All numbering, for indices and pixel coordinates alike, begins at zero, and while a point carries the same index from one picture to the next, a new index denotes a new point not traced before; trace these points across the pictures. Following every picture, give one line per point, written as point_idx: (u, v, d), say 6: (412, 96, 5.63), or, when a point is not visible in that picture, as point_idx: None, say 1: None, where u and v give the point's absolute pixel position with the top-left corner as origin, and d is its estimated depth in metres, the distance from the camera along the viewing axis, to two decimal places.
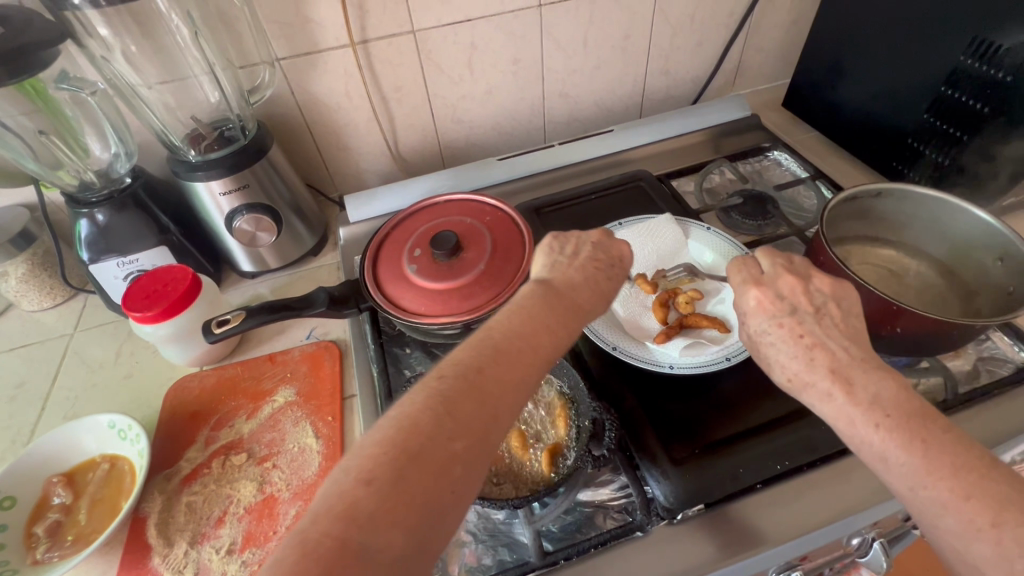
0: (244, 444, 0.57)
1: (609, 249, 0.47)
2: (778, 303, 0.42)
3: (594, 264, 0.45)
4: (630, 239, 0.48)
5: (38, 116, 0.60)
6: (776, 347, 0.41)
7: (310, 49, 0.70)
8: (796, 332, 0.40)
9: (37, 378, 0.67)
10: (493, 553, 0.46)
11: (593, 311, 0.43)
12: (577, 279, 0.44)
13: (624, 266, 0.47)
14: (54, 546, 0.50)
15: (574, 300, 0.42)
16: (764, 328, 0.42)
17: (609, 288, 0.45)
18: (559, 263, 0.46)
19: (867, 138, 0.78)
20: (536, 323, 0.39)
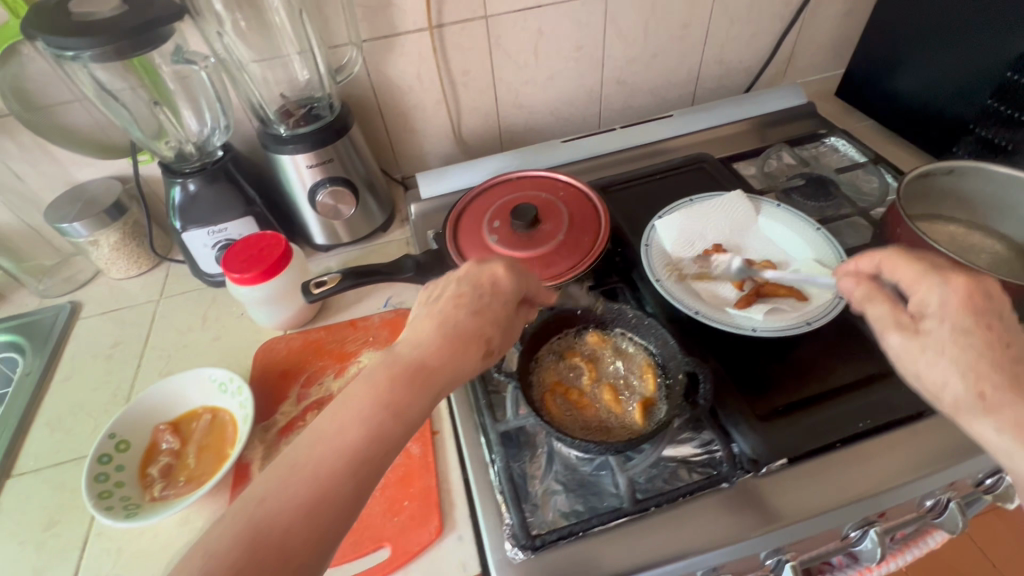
0: (334, 400, 0.60)
1: (464, 292, 0.43)
2: (977, 303, 0.36)
3: (450, 308, 0.42)
4: (494, 270, 0.45)
5: (146, 89, 0.65)
6: (941, 354, 0.36)
7: (389, 32, 0.74)
8: (987, 336, 0.35)
9: (130, 339, 0.71)
10: (583, 501, 0.49)
11: (440, 369, 0.40)
12: (424, 335, 0.41)
13: (486, 309, 0.43)
14: (168, 486, 0.53)
15: (418, 359, 0.40)
16: (946, 334, 0.36)
17: (460, 339, 0.41)
18: (419, 317, 0.43)
19: (925, 124, 0.80)
20: (367, 404, 0.36)
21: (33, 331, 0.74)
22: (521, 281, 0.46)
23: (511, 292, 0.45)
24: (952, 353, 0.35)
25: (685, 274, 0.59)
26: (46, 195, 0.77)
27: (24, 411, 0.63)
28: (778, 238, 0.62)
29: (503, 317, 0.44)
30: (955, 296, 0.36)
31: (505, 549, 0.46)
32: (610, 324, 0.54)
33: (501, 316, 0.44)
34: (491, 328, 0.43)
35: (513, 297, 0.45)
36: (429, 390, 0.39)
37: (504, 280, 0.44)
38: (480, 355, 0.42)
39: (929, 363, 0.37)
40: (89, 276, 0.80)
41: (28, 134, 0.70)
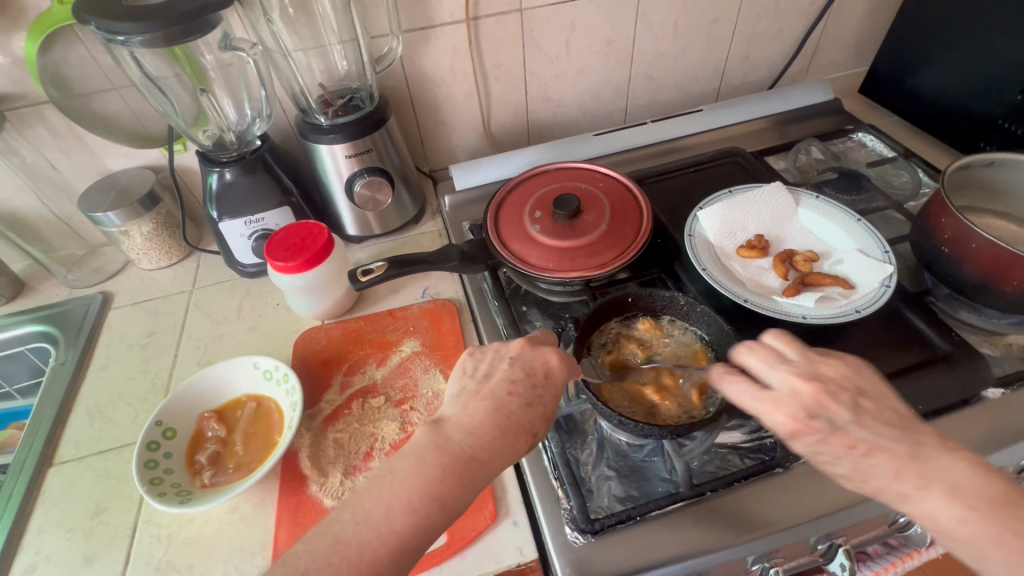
0: (379, 389, 0.60)
1: (518, 377, 0.43)
2: (804, 421, 0.39)
3: (503, 393, 0.43)
4: (549, 358, 0.45)
5: (189, 77, 0.64)
6: (833, 465, 0.39)
7: (426, 24, 0.74)
8: (845, 444, 0.38)
9: (165, 329, 0.70)
10: (637, 486, 0.49)
11: (490, 460, 0.40)
12: (477, 418, 0.41)
13: (538, 400, 0.43)
14: (218, 473, 0.53)
15: (470, 449, 0.40)
16: (812, 450, 0.39)
17: (511, 431, 0.41)
18: (467, 391, 0.44)
19: (952, 121, 0.81)
20: (426, 484, 0.38)
21: (64, 321, 0.72)
22: (572, 369, 0.46)
23: (564, 383, 0.44)
24: (843, 464, 0.38)
25: (729, 264, 0.60)
26: (78, 184, 0.76)
27: (62, 400, 0.63)
28: (818, 229, 0.63)
29: (555, 409, 0.44)
30: (785, 420, 0.39)
31: (565, 534, 0.46)
32: (660, 312, 0.55)
33: (552, 406, 0.43)
34: (542, 421, 0.43)
35: (566, 388, 0.44)
36: (481, 478, 0.39)
37: (557, 371, 0.44)
38: (526, 446, 0.42)
39: (829, 471, 0.39)
40: (118, 267, 0.79)
41: (63, 122, 0.70)
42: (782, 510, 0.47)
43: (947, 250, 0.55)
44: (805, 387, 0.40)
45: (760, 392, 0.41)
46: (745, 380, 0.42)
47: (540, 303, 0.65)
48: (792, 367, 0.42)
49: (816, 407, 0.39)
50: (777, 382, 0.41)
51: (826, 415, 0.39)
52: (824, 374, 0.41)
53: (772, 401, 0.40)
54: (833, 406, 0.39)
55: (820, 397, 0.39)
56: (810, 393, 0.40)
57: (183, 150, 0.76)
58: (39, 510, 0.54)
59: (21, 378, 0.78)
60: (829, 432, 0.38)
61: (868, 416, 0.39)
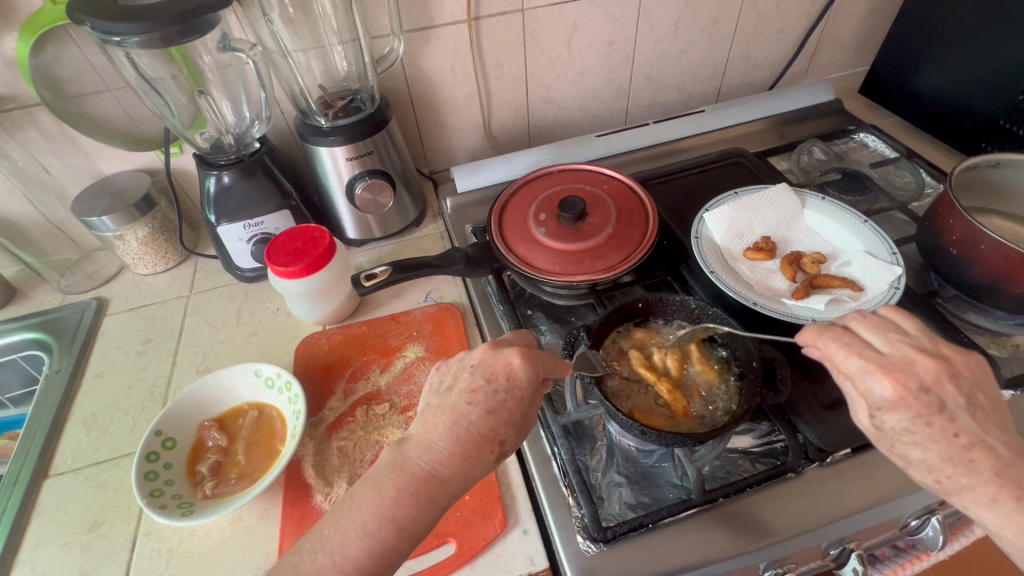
0: (383, 395, 0.59)
1: (478, 385, 0.42)
2: (913, 394, 0.35)
3: (462, 404, 0.41)
4: (510, 360, 0.43)
5: (186, 78, 0.63)
6: (918, 448, 0.36)
7: (426, 24, 0.73)
8: (946, 429, 0.35)
9: (161, 336, 0.69)
10: (648, 493, 0.49)
11: (451, 476, 0.39)
12: (437, 434, 0.40)
13: (500, 407, 0.41)
14: (220, 484, 0.52)
15: (427, 466, 0.39)
16: (902, 425, 0.36)
17: (472, 443, 0.40)
18: (432, 406, 0.43)
19: (953, 121, 0.81)
20: (383, 504, 0.37)
21: (57, 328, 0.70)
22: (538, 369, 0.44)
23: (528, 385, 0.43)
24: (928, 447, 0.36)
25: (737, 266, 0.59)
26: (71, 188, 0.75)
27: (56, 410, 0.61)
28: (825, 230, 0.63)
29: (519, 413, 0.42)
30: (892, 388, 0.36)
31: (577, 543, 0.45)
32: (669, 316, 0.55)
33: (516, 412, 0.42)
34: (505, 428, 0.41)
35: (530, 389, 0.43)
36: (442, 496, 0.38)
37: (517, 374, 0.42)
38: (491, 456, 0.40)
39: (907, 453, 0.37)
40: (112, 272, 0.77)
41: (55, 124, 0.68)
42: (796, 515, 0.46)
43: (955, 251, 0.55)
44: (924, 362, 0.36)
45: (871, 358, 0.37)
46: (854, 342, 0.38)
47: (545, 307, 0.64)
48: (908, 342, 0.38)
49: (933, 383, 0.36)
50: (888, 350, 0.37)
51: (940, 394, 0.35)
52: (946, 354, 0.37)
53: (882, 366, 0.36)
54: (949, 387, 0.36)
55: (940, 374, 0.36)
56: (930, 367, 0.36)
57: (178, 152, 0.74)
58: (35, 524, 0.52)
59: (14, 387, 0.76)
60: (936, 411, 0.35)
61: (980, 407, 0.36)
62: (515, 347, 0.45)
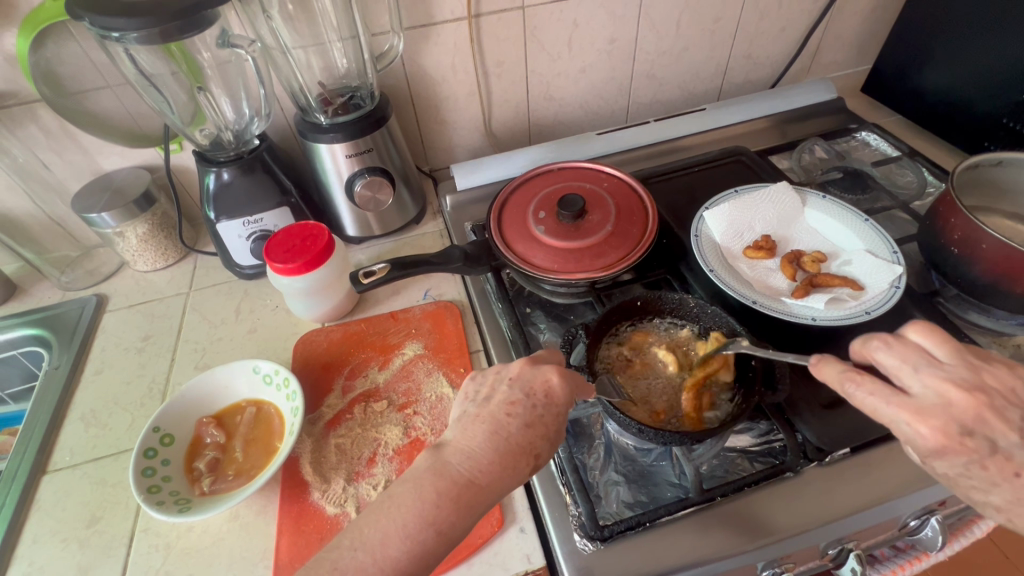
0: (381, 393, 0.58)
1: (518, 398, 0.41)
2: (957, 438, 0.29)
3: (501, 414, 0.40)
4: (550, 375, 0.42)
5: (186, 74, 0.62)
6: (983, 492, 0.30)
7: (426, 21, 0.73)
8: (1005, 471, 0.28)
9: (161, 332, 0.69)
10: (645, 491, 0.48)
11: (490, 485, 0.37)
12: (477, 441, 0.39)
13: (538, 421, 0.40)
14: (217, 480, 0.52)
15: (467, 473, 0.37)
16: (956, 471, 0.30)
17: (510, 454, 0.39)
18: (468, 414, 0.42)
19: (956, 119, 0.80)
20: (423, 506, 0.35)
21: (58, 324, 0.71)
22: (577, 385, 0.43)
23: (566, 401, 0.42)
24: (994, 492, 0.29)
25: (736, 265, 0.59)
26: (71, 185, 0.75)
27: (55, 406, 0.61)
28: (826, 229, 0.62)
29: (557, 429, 0.41)
30: (933, 435, 0.29)
31: (574, 541, 0.45)
32: (668, 315, 0.55)
33: (553, 427, 0.41)
34: (543, 442, 0.40)
35: (569, 407, 0.42)
36: (479, 503, 0.37)
37: (557, 390, 0.41)
38: (528, 469, 0.39)
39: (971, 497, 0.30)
40: (112, 269, 0.77)
41: (56, 120, 0.68)
42: (794, 515, 0.46)
43: (957, 250, 0.55)
44: (960, 399, 0.29)
45: (900, 402, 0.30)
46: (877, 386, 0.31)
47: (544, 304, 0.64)
48: (941, 372, 0.31)
49: (976, 422, 0.29)
50: (918, 390, 0.30)
51: (988, 434, 0.29)
52: (990, 384, 0.30)
53: (913, 411, 0.30)
54: (997, 423, 0.29)
55: (982, 411, 0.29)
56: (967, 405, 0.29)
57: (178, 149, 0.74)
58: (33, 518, 0.52)
59: (14, 383, 0.76)
60: (989, 454, 0.29)
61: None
62: (553, 363, 0.44)
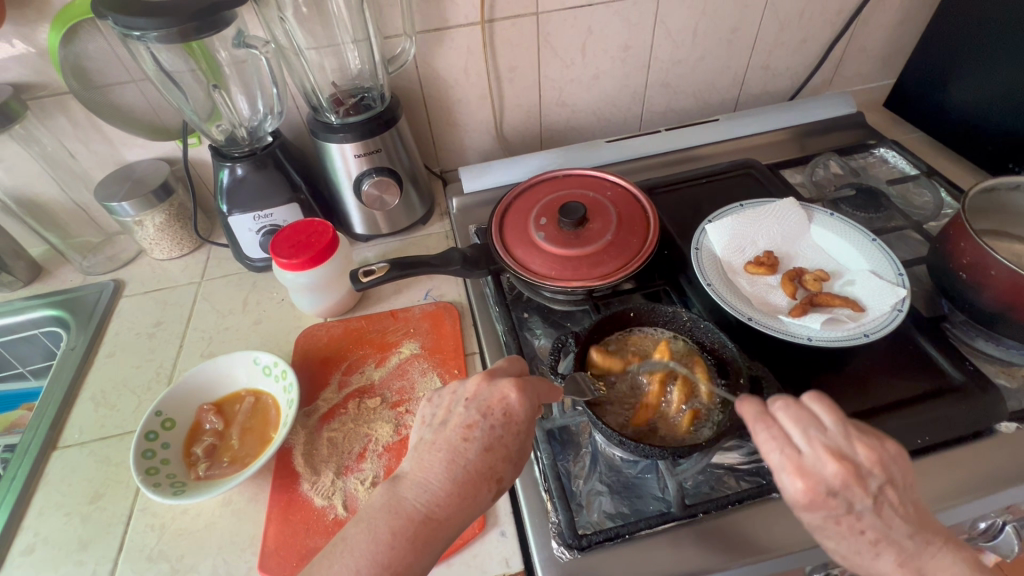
0: (376, 389, 0.60)
1: (474, 421, 0.42)
2: (823, 496, 0.35)
3: (459, 440, 0.41)
4: (507, 393, 0.43)
5: (204, 73, 0.65)
6: (831, 539, 0.37)
7: (440, 25, 0.74)
8: (854, 528, 0.36)
9: (172, 319, 0.71)
10: (628, 503, 0.48)
11: (447, 517, 0.39)
12: (433, 473, 0.40)
13: (497, 443, 0.41)
14: (213, 466, 0.54)
15: (423, 509, 0.39)
16: (816, 521, 0.37)
17: (468, 482, 0.40)
18: (425, 442, 0.43)
19: (981, 139, 0.78)
20: (378, 550, 0.36)
21: (76, 307, 0.74)
22: (534, 404, 0.43)
23: (525, 418, 0.42)
24: (839, 541, 0.37)
25: (736, 280, 0.59)
26: (96, 173, 0.78)
27: (68, 385, 0.64)
28: (831, 248, 0.62)
29: (517, 448, 0.42)
30: (804, 491, 0.36)
31: (551, 548, 0.45)
32: (662, 327, 0.55)
33: (513, 447, 0.42)
34: (503, 465, 0.41)
35: (528, 422, 0.43)
36: (438, 540, 0.38)
37: (514, 409, 0.42)
38: (491, 494, 0.40)
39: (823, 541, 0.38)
40: (130, 256, 0.81)
41: (83, 112, 0.71)
42: (778, 536, 0.45)
43: (965, 276, 0.53)
44: (835, 468, 0.35)
45: (789, 459, 0.36)
46: (778, 434, 0.37)
47: (541, 310, 0.64)
48: (824, 438, 0.37)
49: (842, 488, 0.35)
50: (806, 449, 0.36)
51: (848, 498, 0.35)
52: (859, 457, 0.36)
53: (797, 467, 0.36)
54: (858, 490, 0.35)
55: (849, 479, 0.35)
56: (839, 472, 0.35)
57: (197, 143, 0.77)
58: (40, 492, 0.55)
59: (35, 360, 0.80)
60: (844, 512, 0.36)
61: (890, 505, 0.36)
62: (510, 377, 0.45)
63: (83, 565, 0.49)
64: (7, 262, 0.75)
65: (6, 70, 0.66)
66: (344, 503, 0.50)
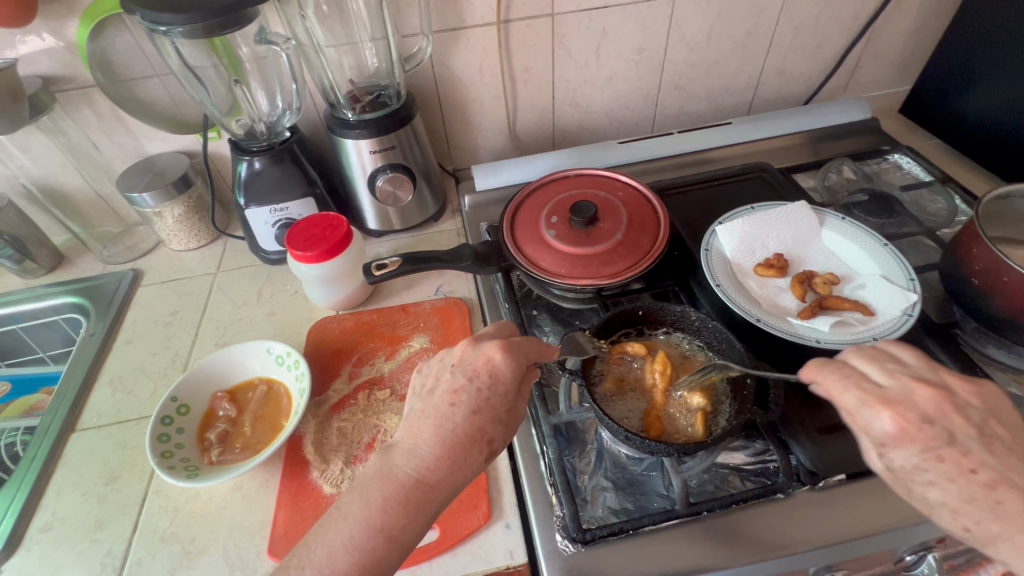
0: (386, 381, 0.61)
1: (460, 386, 0.42)
2: (914, 425, 0.35)
3: (446, 406, 0.42)
4: (492, 355, 0.43)
5: (225, 67, 0.66)
6: (936, 488, 0.34)
7: (456, 25, 0.75)
8: (960, 464, 0.34)
9: (188, 309, 0.73)
10: (632, 499, 0.49)
11: (438, 482, 0.39)
12: (422, 439, 0.41)
13: (484, 405, 0.42)
14: (226, 451, 0.55)
15: (414, 473, 0.39)
16: (912, 463, 0.35)
17: (458, 445, 0.40)
18: (415, 410, 0.43)
19: (998, 146, 0.77)
20: (371, 515, 0.38)
21: (95, 294, 0.75)
22: (519, 364, 0.44)
23: (511, 379, 0.43)
24: (946, 487, 0.34)
25: (746, 282, 0.59)
26: (118, 165, 0.80)
27: (87, 369, 0.66)
28: (843, 253, 0.62)
29: (505, 410, 0.42)
30: (892, 420, 0.35)
31: (555, 541, 0.46)
32: (670, 327, 0.56)
33: (501, 409, 0.42)
34: (493, 427, 0.42)
35: (515, 383, 0.43)
36: (431, 502, 0.39)
37: (499, 369, 0.42)
38: (482, 456, 0.41)
39: (926, 496, 0.35)
40: (149, 246, 0.82)
41: (107, 104, 0.73)
42: (782, 536, 0.46)
43: (977, 282, 0.53)
44: (922, 395, 0.36)
45: (870, 393, 0.37)
46: (852, 374, 0.38)
47: (550, 308, 0.65)
48: (905, 372, 0.38)
49: (936, 414, 0.35)
50: (887, 383, 0.37)
51: (946, 425, 0.35)
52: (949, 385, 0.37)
53: (879, 398, 0.36)
54: (956, 418, 0.35)
55: (942, 406, 0.35)
56: (929, 397, 0.36)
57: (216, 138, 0.78)
58: (59, 472, 0.56)
59: (55, 346, 0.82)
60: (945, 445, 0.34)
61: (997, 442, 0.35)
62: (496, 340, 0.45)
63: (99, 544, 0.51)
64: (32, 250, 0.77)
65: (36, 63, 0.68)
66: None
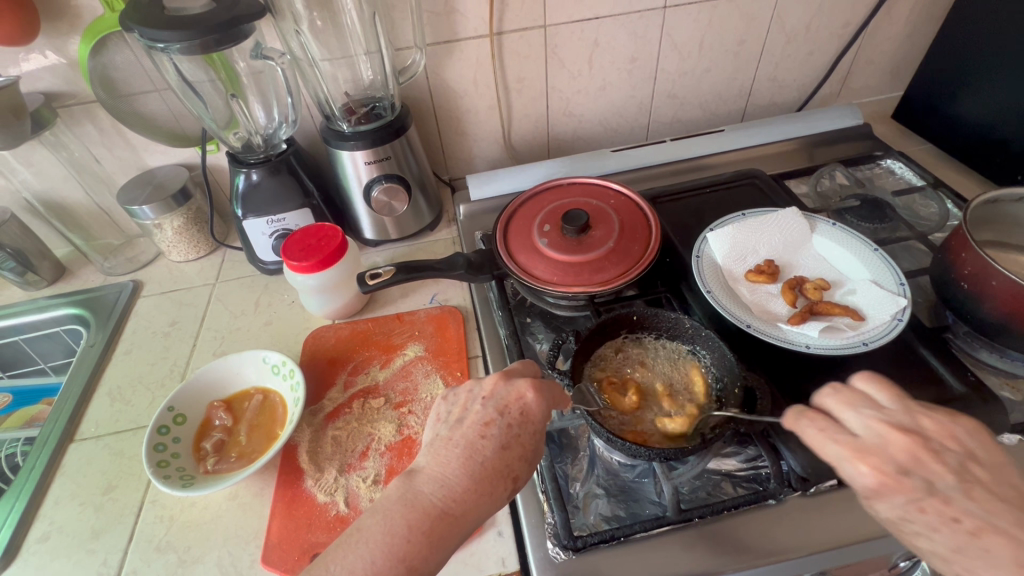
0: (380, 390, 0.61)
1: (491, 418, 0.43)
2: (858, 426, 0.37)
3: (476, 437, 0.42)
4: (524, 392, 0.44)
5: (223, 82, 0.68)
6: None
7: (450, 37, 0.76)
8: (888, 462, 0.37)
9: (186, 319, 0.74)
10: (624, 506, 0.49)
11: (464, 513, 0.39)
12: (450, 468, 0.41)
13: (514, 442, 0.42)
14: (221, 461, 0.55)
15: (440, 503, 0.39)
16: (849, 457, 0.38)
17: (486, 479, 0.41)
18: (441, 437, 0.44)
19: (988, 151, 0.78)
20: (394, 544, 0.37)
21: (96, 306, 0.76)
22: (550, 405, 0.45)
23: (541, 418, 0.44)
24: None
25: (737, 287, 0.60)
26: (120, 178, 0.81)
27: (87, 380, 0.66)
28: (835, 259, 0.62)
29: (533, 448, 0.43)
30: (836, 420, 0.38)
31: (546, 548, 0.46)
32: (663, 334, 0.56)
33: (529, 446, 0.43)
34: (520, 464, 0.42)
35: (544, 423, 0.44)
36: (455, 535, 0.39)
37: (533, 409, 0.43)
38: (506, 492, 0.41)
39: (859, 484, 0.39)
40: (149, 258, 0.83)
41: (109, 119, 0.75)
42: (774, 540, 0.45)
43: (966, 286, 0.53)
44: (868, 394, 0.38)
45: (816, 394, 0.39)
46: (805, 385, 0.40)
47: (544, 315, 0.65)
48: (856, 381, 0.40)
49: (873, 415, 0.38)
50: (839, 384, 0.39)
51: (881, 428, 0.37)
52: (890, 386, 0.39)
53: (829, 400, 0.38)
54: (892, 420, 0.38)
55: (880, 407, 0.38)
56: (914, 449, 0.36)
57: (215, 150, 0.80)
58: (57, 482, 0.57)
59: (57, 356, 0.83)
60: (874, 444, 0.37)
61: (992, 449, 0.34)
62: (527, 377, 0.46)
63: (94, 554, 0.51)
64: (34, 262, 0.78)
65: (39, 80, 0.69)
66: (346, 499, 0.52)
